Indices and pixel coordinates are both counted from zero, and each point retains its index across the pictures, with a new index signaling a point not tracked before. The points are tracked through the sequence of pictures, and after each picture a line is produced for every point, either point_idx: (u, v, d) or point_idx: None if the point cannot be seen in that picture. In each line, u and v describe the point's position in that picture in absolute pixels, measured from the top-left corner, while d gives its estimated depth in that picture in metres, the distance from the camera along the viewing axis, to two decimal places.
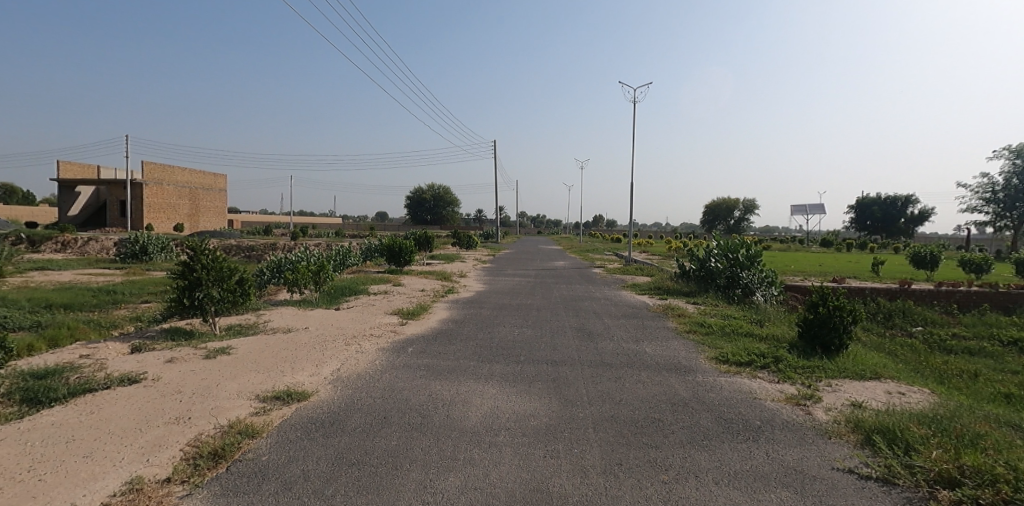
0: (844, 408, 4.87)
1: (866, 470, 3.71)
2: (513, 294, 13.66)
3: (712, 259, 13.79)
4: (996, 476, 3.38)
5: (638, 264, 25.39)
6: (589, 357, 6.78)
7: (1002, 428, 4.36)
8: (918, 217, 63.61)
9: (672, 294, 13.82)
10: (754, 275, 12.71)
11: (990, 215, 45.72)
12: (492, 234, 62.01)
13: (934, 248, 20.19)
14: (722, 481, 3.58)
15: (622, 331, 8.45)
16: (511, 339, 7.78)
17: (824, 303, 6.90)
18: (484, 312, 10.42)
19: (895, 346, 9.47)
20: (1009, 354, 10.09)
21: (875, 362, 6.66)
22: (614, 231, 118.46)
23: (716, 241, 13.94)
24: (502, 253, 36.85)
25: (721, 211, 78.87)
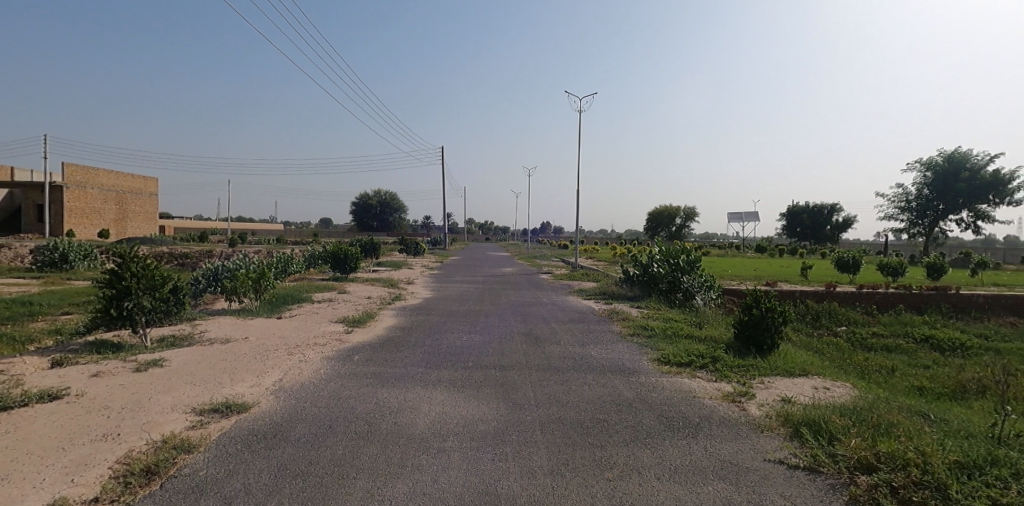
0: (775, 403, 5.14)
1: (794, 460, 4.01)
2: (460, 300, 13.57)
3: (654, 264, 14.17)
4: (907, 460, 3.77)
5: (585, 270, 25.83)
6: (537, 361, 6.82)
7: (913, 416, 4.72)
8: (842, 225, 67.90)
9: (617, 299, 14.11)
10: (694, 279, 13.09)
11: (905, 222, 49.16)
12: (440, 240, 61.70)
13: (856, 253, 21.59)
14: (663, 477, 3.81)
15: (569, 335, 8.58)
16: (459, 345, 7.74)
17: (757, 305, 7.24)
18: (432, 319, 10.32)
19: (822, 345, 10.06)
20: (921, 350, 10.93)
21: (803, 360, 7.05)
22: (563, 238, 120.37)
23: (658, 247, 14.36)
24: (451, 260, 36.79)
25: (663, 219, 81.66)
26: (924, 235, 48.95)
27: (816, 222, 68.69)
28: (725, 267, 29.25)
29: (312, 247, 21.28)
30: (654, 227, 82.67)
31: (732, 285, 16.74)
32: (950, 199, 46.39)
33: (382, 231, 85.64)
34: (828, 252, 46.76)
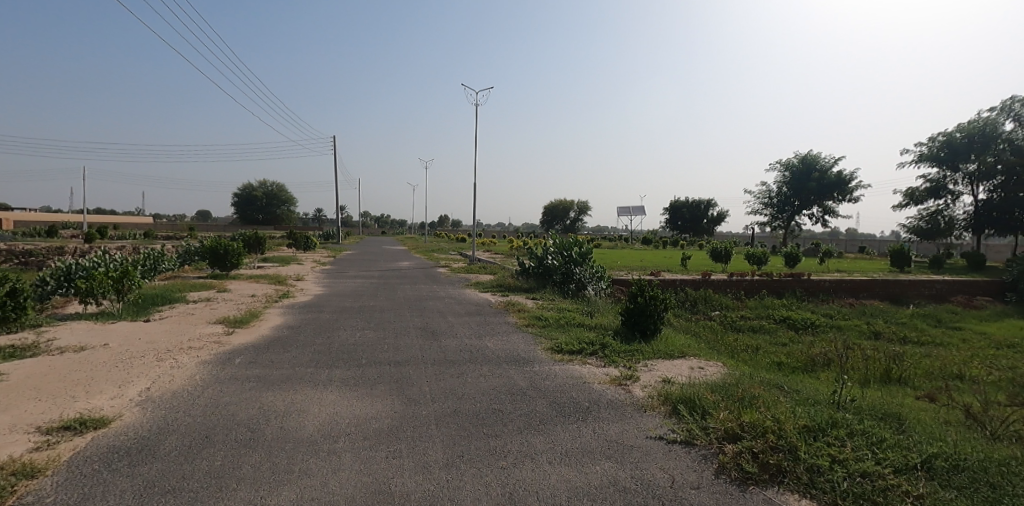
0: (657, 384, 5.54)
1: (672, 435, 4.49)
2: (354, 296, 13.08)
3: (548, 256, 14.64)
4: (766, 429, 4.42)
5: (486, 263, 25.99)
6: (433, 355, 6.77)
7: (771, 387, 5.31)
8: (716, 218, 74.27)
9: (513, 291, 14.41)
10: (586, 270, 13.76)
11: (769, 216, 54.76)
12: (333, 234, 59.37)
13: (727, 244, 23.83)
14: (555, 460, 4.02)
15: (466, 327, 8.62)
16: (352, 342, 7.50)
17: (642, 293, 7.72)
18: (323, 316, 9.89)
19: (699, 328, 11.02)
20: (779, 330, 12.34)
21: (682, 343, 7.66)
22: (463, 231, 120.81)
23: (553, 239, 14.78)
24: (345, 254, 35.48)
25: (559, 212, 84.89)
26: (783, 227, 55.03)
27: (695, 216, 74.66)
28: (614, 259, 30.74)
29: (187, 243, 19.50)
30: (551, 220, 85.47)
31: (621, 276, 17.67)
32: (804, 197, 52.51)
33: (268, 224, 80.56)
34: (704, 243, 51.13)
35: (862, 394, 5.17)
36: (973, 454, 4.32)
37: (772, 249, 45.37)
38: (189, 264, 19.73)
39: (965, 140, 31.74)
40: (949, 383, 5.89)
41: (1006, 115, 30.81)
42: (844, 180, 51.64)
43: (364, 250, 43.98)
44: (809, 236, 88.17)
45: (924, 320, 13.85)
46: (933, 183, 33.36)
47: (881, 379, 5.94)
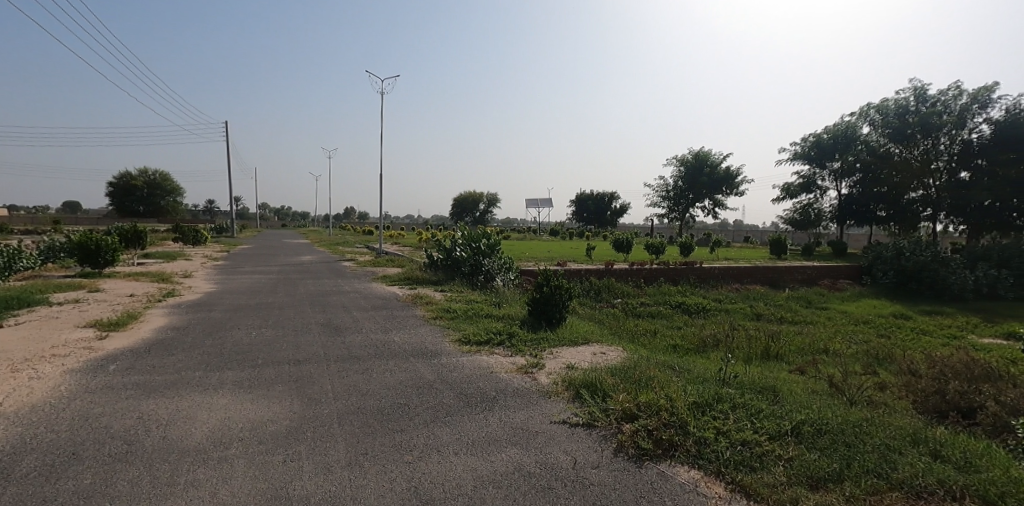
0: (561, 370, 5.75)
1: (575, 419, 4.73)
2: (250, 294, 12.28)
3: (457, 248, 14.66)
4: (659, 408, 4.79)
5: (395, 256, 25.35)
6: (336, 352, 6.55)
7: (664, 367, 5.71)
8: (619, 211, 77.80)
9: (420, 283, 14.24)
10: (494, 262, 13.92)
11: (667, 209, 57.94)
12: (227, 227, 55.41)
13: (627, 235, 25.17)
14: (461, 451, 4.07)
15: (371, 322, 8.43)
16: (247, 341, 7.09)
17: (548, 283, 7.93)
18: (214, 316, 9.23)
19: (603, 315, 11.52)
20: (674, 314, 13.15)
21: (585, 329, 8.00)
22: (371, 224, 117.62)
23: (460, 231, 14.75)
24: (240, 249, 33.25)
25: (469, 204, 85.16)
26: (680, 219, 58.52)
27: (599, 209, 77.72)
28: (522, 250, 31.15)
29: (49, 237, 17.39)
30: (461, 212, 85.30)
31: (528, 266, 17.85)
32: (698, 191, 56.23)
33: (150, 216, 73.56)
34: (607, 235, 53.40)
35: (744, 371, 5.67)
36: (834, 419, 4.92)
37: (668, 239, 48.08)
38: (52, 262, 17.59)
39: (832, 141, 35.75)
40: (817, 357, 6.62)
41: (862, 119, 34.71)
42: (730, 175, 56.39)
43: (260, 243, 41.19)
44: (700, 227, 94.90)
45: (797, 302, 15.43)
46: (805, 179, 37.19)
47: (762, 357, 6.56)
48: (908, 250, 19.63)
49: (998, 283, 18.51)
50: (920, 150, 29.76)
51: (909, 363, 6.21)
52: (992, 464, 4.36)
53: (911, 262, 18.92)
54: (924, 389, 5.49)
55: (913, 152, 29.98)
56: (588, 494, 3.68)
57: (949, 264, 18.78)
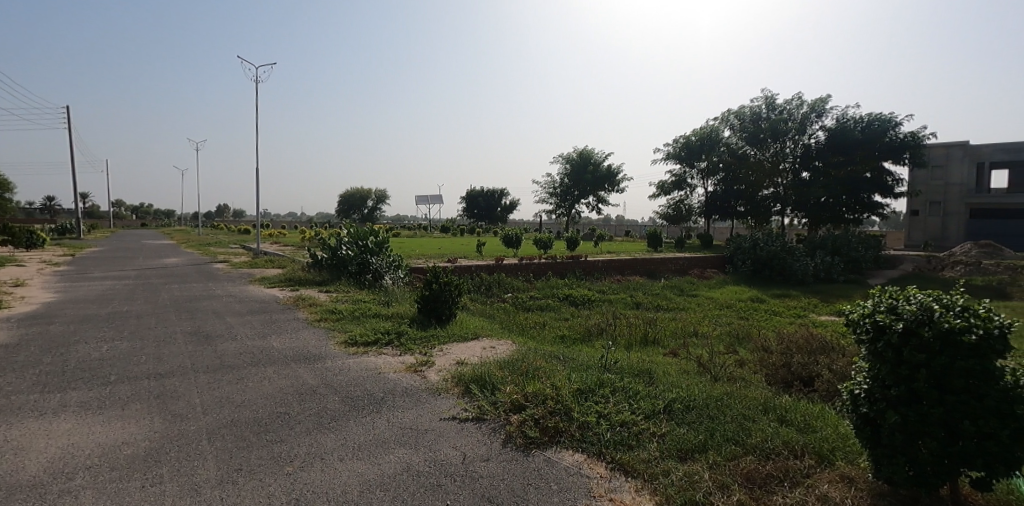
0: (450, 366, 5.83)
1: (464, 414, 4.85)
2: (100, 303, 10.84)
3: (343, 247, 14.10)
4: (545, 397, 5.04)
5: (275, 256, 23.63)
6: (206, 363, 6.05)
7: (550, 357, 5.98)
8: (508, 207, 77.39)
9: (303, 284, 13.39)
10: (382, 260, 13.69)
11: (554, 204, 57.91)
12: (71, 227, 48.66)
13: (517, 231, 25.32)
14: (346, 457, 3.98)
15: (247, 328, 7.88)
16: (96, 357, 6.31)
17: (436, 280, 7.91)
18: (53, 330, 8.07)
19: (495, 310, 11.69)
20: (563, 306, 13.35)
21: (475, 324, 8.14)
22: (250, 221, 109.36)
23: (347, 229, 14.35)
24: (86, 252, 29.17)
25: (356, 201, 82.48)
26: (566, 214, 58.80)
27: (490, 205, 78.36)
28: (410, 247, 29.83)
29: None
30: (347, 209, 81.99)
31: (416, 264, 17.41)
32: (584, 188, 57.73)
33: None
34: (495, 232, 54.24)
35: (623, 356, 6.08)
36: (700, 395, 5.45)
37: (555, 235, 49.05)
38: None
39: (699, 143, 38.71)
40: (687, 340, 7.26)
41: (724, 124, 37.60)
42: (610, 174, 58.58)
43: (110, 245, 36.20)
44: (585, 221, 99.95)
45: (672, 290, 16.78)
46: (676, 177, 39.36)
47: (640, 343, 7.08)
48: (762, 241, 22.13)
49: (833, 268, 21.43)
50: (770, 152, 33.12)
51: (761, 341, 7.03)
52: (825, 424, 5.11)
53: (765, 252, 21.38)
54: (774, 363, 6.26)
55: (765, 154, 33.30)
56: (476, 487, 3.76)
57: (796, 252, 21.48)
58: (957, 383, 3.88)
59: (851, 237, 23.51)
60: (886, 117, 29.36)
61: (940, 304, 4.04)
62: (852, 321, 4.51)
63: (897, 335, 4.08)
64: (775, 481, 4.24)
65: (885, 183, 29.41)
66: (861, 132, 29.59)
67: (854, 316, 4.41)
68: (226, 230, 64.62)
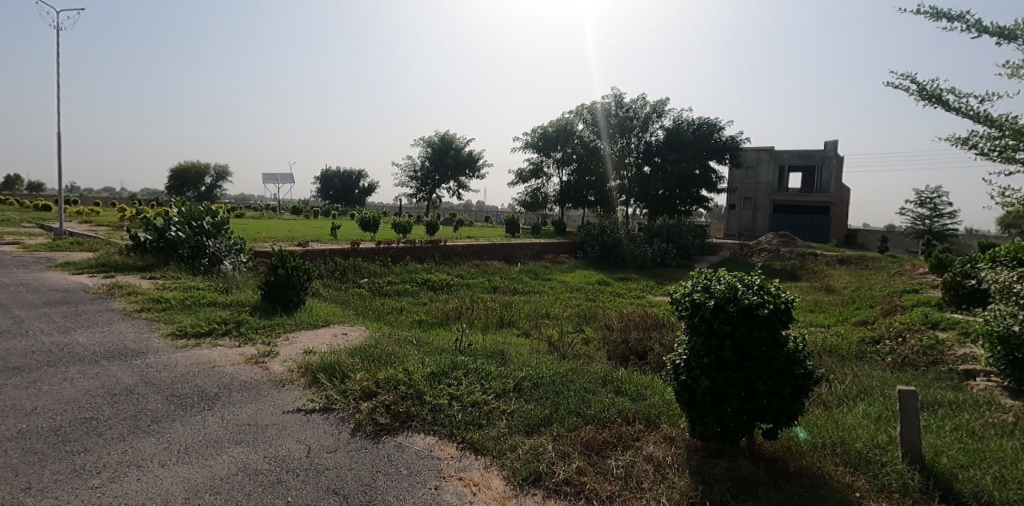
0: (296, 357, 5.62)
1: (311, 405, 4.70)
2: None
3: (172, 228, 12.49)
4: (397, 382, 5.04)
5: (84, 238, 20.11)
6: None
7: (404, 342, 6.00)
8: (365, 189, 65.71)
9: (121, 270, 11.63)
10: (220, 243, 12.56)
11: (414, 190, 53.61)
12: None
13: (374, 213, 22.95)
14: (169, 462, 3.62)
15: (42, 322, 6.70)
16: None
17: (283, 266, 7.53)
18: None
19: (349, 296, 11.31)
20: (421, 291, 13.25)
21: (325, 311, 7.89)
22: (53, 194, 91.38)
23: (177, 208, 12.76)
24: None
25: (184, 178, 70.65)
26: (427, 200, 54.78)
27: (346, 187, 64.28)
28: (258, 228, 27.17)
29: None
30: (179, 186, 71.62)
31: (263, 247, 15.99)
32: (443, 174, 53.11)
33: None
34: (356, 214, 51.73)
35: (478, 339, 6.31)
36: (547, 373, 5.82)
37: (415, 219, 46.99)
38: None
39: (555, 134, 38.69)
40: (540, 321, 7.71)
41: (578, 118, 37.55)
42: (472, 159, 54.22)
43: None
44: (448, 208, 100.28)
45: (528, 275, 17.56)
46: (534, 166, 40.71)
47: (496, 325, 7.39)
48: (607, 229, 24.07)
49: (667, 254, 24.27)
50: (618, 146, 35.29)
51: (605, 320, 7.71)
52: (653, 392, 5.75)
53: (610, 239, 23.57)
54: (615, 339, 6.89)
55: (613, 148, 35.46)
56: (319, 481, 3.65)
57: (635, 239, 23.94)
58: (753, 350, 4.61)
59: (684, 225, 26.60)
60: (713, 120, 33.32)
61: (742, 284, 4.80)
62: (675, 300, 5.13)
63: (709, 310, 4.74)
64: (608, 446, 4.70)
65: (711, 180, 33.67)
66: (693, 134, 33.57)
67: (677, 295, 5.03)
68: (20, 205, 53.42)
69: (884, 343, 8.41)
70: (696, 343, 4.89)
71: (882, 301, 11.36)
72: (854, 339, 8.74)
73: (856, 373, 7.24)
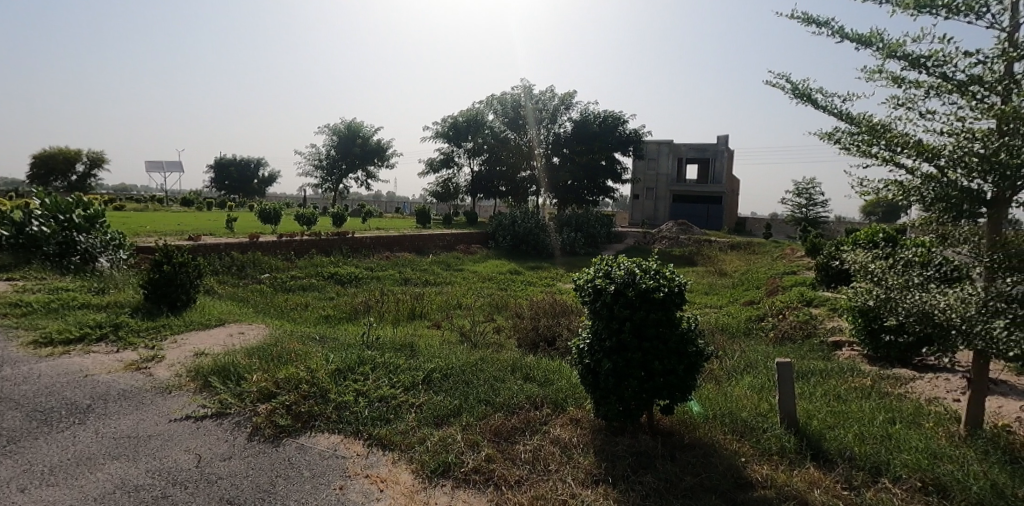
0: (185, 360, 5.31)
1: (201, 411, 4.44)
2: None
3: (33, 222, 11.06)
4: (299, 381, 4.88)
5: None
6: None
7: (306, 339, 5.83)
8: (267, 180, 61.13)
9: None
10: (94, 239, 11.37)
11: (319, 180, 51.03)
12: None
13: (276, 205, 21.56)
14: (30, 485, 3.28)
15: None
16: None
17: (169, 261, 7.10)
18: None
19: (247, 292, 10.72)
20: (328, 285, 12.81)
21: (219, 309, 7.49)
22: None
23: (40, 200, 11.36)
24: None
25: None
26: (334, 190, 52.36)
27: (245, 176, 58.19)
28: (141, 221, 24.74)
29: None
30: None
31: (146, 242, 14.59)
32: (351, 163, 51.07)
33: None
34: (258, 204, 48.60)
35: (385, 333, 6.26)
36: (457, 363, 5.87)
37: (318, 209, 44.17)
38: None
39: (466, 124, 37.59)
40: (452, 312, 7.75)
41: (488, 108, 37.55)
42: (382, 148, 52.49)
43: None
44: (358, 199, 97.27)
45: (440, 266, 17.49)
46: (445, 156, 39.69)
47: (406, 318, 7.35)
48: (518, 219, 24.31)
49: (575, 243, 25.32)
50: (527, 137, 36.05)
51: (516, 309, 7.88)
52: (560, 376, 5.96)
53: (521, 229, 23.84)
54: (525, 326, 7.06)
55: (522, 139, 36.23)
56: (210, 491, 3.46)
57: (545, 229, 24.70)
58: (650, 331, 4.90)
59: (591, 214, 27.75)
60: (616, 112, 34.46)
61: (639, 269, 5.10)
62: (579, 286, 5.33)
63: (610, 294, 4.98)
64: (517, 431, 4.82)
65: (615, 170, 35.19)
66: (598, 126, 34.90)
67: (580, 281, 5.24)
68: None
69: (767, 320, 9.28)
70: (598, 327, 5.11)
71: (766, 283, 12.50)
72: (743, 317, 9.56)
73: (744, 349, 7.93)
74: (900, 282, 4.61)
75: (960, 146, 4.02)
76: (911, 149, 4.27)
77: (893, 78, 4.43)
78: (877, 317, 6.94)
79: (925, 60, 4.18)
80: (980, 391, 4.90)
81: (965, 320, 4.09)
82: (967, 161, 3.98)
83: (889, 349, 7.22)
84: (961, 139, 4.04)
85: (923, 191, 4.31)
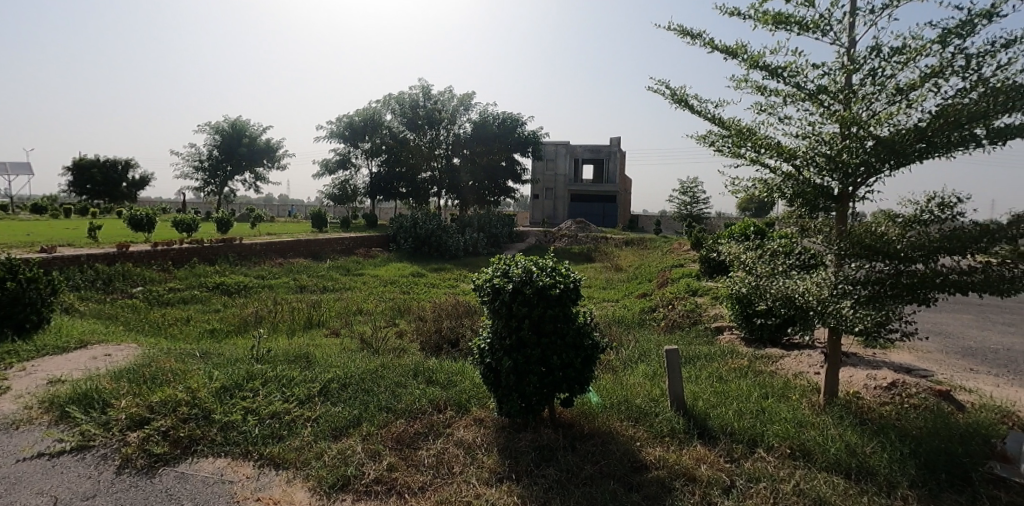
0: (36, 390, 4.77)
1: (58, 447, 4.02)
2: None
3: None
4: (177, 403, 4.53)
5: None
6: None
7: (185, 358, 5.43)
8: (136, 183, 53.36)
9: None
10: None
11: (199, 183, 46.61)
12: None
13: (148, 209, 19.37)
14: None
15: None
16: None
17: (13, 276, 6.39)
18: None
19: (116, 309, 9.70)
20: (214, 297, 11.92)
21: (80, 329, 6.78)
22: None
23: None
24: None
25: None
26: (216, 194, 48.04)
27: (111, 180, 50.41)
28: None
29: None
30: None
31: None
32: (237, 164, 47.42)
33: None
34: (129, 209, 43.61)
35: (277, 345, 6.01)
36: (356, 371, 5.76)
37: (201, 215, 40.42)
38: None
39: (362, 123, 36.60)
40: (352, 319, 7.57)
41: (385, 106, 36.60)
42: (271, 149, 49.64)
43: None
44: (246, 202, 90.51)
45: (338, 271, 16.85)
46: (342, 157, 38.61)
47: (303, 327, 7.09)
48: (420, 220, 23.98)
49: (477, 243, 25.53)
50: (426, 138, 35.54)
51: (419, 312, 7.84)
52: (464, 378, 6.03)
53: (423, 230, 23.59)
54: (429, 329, 7.05)
55: (422, 140, 35.30)
56: None
57: (449, 229, 24.53)
58: (548, 327, 5.08)
59: (492, 215, 28.19)
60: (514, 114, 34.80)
61: (536, 268, 5.25)
62: (478, 286, 5.41)
63: (508, 293, 5.08)
64: (421, 437, 4.81)
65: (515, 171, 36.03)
66: (496, 127, 35.12)
67: (480, 280, 5.31)
68: None
69: (659, 310, 9.99)
70: (498, 326, 5.21)
71: (658, 275, 13.42)
72: (637, 309, 10.21)
73: (638, 339, 8.47)
74: (767, 270, 5.16)
75: (812, 147, 4.61)
76: (772, 150, 4.80)
77: (757, 87, 4.98)
78: (750, 302, 7.76)
79: (782, 71, 4.73)
80: (833, 365, 5.63)
81: (820, 301, 4.61)
82: (817, 161, 4.56)
83: (762, 330, 8.06)
84: (812, 142, 4.62)
85: (783, 188, 4.89)
